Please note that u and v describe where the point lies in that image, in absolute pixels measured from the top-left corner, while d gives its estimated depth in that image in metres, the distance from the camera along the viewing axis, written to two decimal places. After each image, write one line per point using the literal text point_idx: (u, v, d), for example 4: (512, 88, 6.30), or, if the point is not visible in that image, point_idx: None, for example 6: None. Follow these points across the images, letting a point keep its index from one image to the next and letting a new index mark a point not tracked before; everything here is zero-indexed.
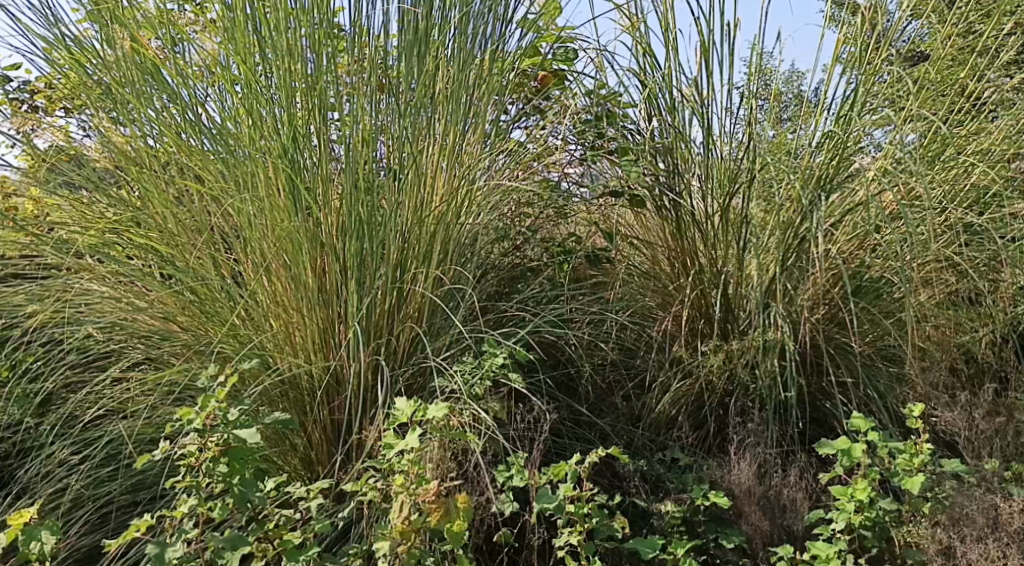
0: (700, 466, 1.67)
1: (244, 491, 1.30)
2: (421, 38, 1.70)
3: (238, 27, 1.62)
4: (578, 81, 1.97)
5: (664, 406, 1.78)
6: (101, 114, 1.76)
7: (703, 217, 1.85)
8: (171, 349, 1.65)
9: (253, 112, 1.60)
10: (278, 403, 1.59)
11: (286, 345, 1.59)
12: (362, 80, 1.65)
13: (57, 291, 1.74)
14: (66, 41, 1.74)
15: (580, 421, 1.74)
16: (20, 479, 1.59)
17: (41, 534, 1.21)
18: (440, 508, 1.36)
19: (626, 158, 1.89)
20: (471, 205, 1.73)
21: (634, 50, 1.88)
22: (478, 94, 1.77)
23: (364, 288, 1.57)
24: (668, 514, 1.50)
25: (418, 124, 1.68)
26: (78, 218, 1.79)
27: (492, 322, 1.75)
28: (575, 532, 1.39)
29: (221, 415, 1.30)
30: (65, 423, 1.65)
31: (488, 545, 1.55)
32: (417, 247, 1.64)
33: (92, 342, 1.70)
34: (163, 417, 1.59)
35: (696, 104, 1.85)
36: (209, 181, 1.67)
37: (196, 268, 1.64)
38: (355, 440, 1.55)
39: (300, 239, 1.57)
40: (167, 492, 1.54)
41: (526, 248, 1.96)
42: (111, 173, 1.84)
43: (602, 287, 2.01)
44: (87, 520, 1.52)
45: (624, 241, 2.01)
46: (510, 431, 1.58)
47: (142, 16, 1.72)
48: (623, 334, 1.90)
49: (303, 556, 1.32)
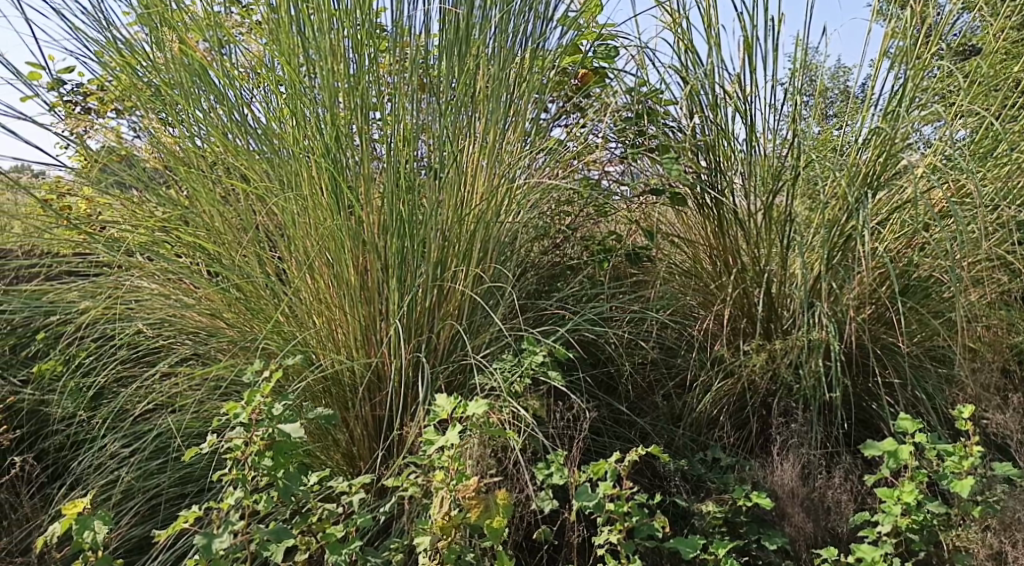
0: (742, 466, 1.65)
1: (289, 484, 1.34)
2: (462, 37, 1.71)
3: (283, 28, 1.64)
4: (619, 79, 1.95)
5: (705, 405, 1.76)
6: (151, 115, 1.80)
7: (746, 215, 1.83)
8: (218, 345, 1.70)
9: (297, 113, 1.62)
10: (321, 399, 1.61)
11: (329, 342, 1.61)
12: (403, 80, 1.67)
13: (108, 288, 1.80)
14: (117, 43, 1.78)
15: (619, 420, 1.73)
16: (74, 470, 1.64)
17: (94, 523, 1.24)
18: (479, 504, 1.35)
19: (668, 156, 1.85)
20: (511, 204, 1.73)
21: (676, 47, 1.86)
22: (519, 92, 1.77)
23: (405, 286, 1.59)
24: (709, 515, 1.49)
25: (459, 124, 1.70)
26: (129, 217, 1.85)
27: (531, 321, 1.75)
28: (615, 530, 1.38)
29: (267, 409, 1.34)
30: (116, 417, 1.69)
31: (528, 542, 1.56)
32: (458, 244, 1.65)
33: (142, 338, 1.76)
34: (210, 411, 1.63)
35: (739, 101, 1.82)
36: (254, 180, 1.70)
37: (242, 265, 1.68)
38: (397, 436, 1.57)
39: (343, 237, 1.58)
40: (214, 485, 1.58)
41: (566, 246, 1.96)
42: (160, 173, 1.87)
43: (641, 285, 1.99)
44: (137, 512, 1.56)
45: (665, 239, 1.97)
46: (550, 428, 1.58)
47: (190, 19, 1.74)
48: (663, 333, 1.89)
49: (346, 550, 1.35)
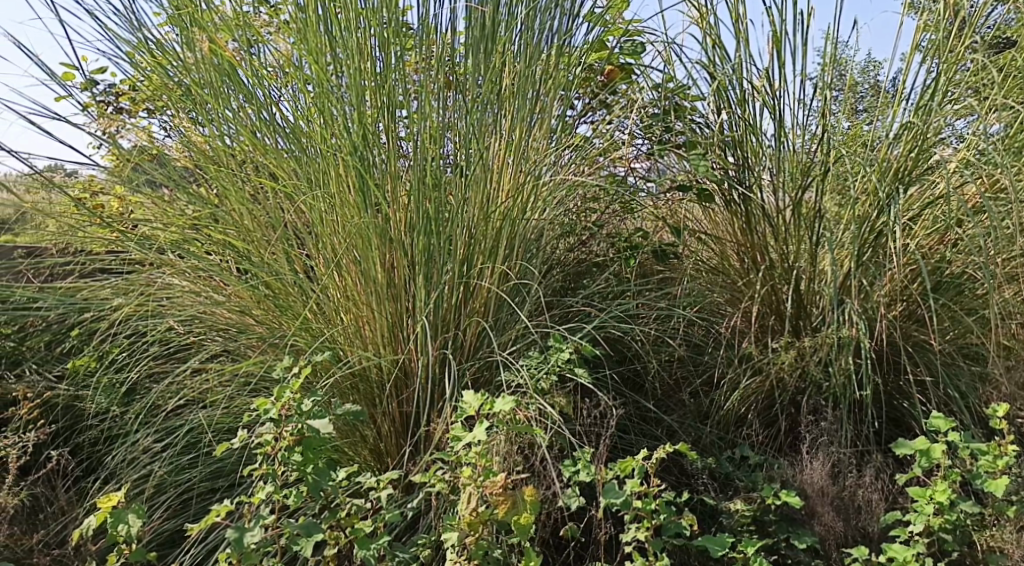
0: (770, 465, 1.64)
1: (318, 480, 1.35)
2: (488, 35, 1.72)
3: (310, 26, 1.64)
4: (646, 75, 1.94)
5: (733, 403, 1.75)
6: (181, 115, 1.82)
7: (774, 211, 1.82)
8: (247, 342, 1.71)
9: (325, 112, 1.63)
10: (349, 395, 1.62)
11: (357, 339, 1.62)
12: (429, 78, 1.67)
13: (141, 286, 1.84)
14: (148, 44, 1.81)
15: (646, 417, 1.73)
16: (107, 465, 1.66)
17: (128, 517, 1.26)
18: (507, 501, 1.36)
19: (695, 152, 1.86)
20: (537, 201, 1.73)
21: (703, 43, 1.85)
22: (545, 89, 1.77)
23: (432, 283, 1.60)
24: (737, 513, 1.48)
25: (485, 122, 1.69)
26: (160, 216, 1.88)
27: (558, 318, 1.75)
28: (643, 528, 1.38)
29: (296, 405, 1.35)
30: (149, 412, 1.72)
31: (555, 539, 1.56)
32: (484, 242, 1.65)
33: (173, 335, 1.77)
34: (240, 407, 1.65)
35: (767, 96, 1.80)
36: (283, 179, 1.72)
37: (271, 263, 1.69)
38: (424, 432, 1.57)
39: (370, 235, 1.59)
40: (244, 480, 1.60)
41: (592, 243, 1.97)
42: (190, 172, 1.90)
43: (668, 282, 1.98)
44: (170, 506, 1.58)
45: (692, 236, 1.95)
46: (577, 426, 1.58)
47: (220, 19, 1.78)
48: (691, 330, 1.87)
49: (375, 545, 1.36)
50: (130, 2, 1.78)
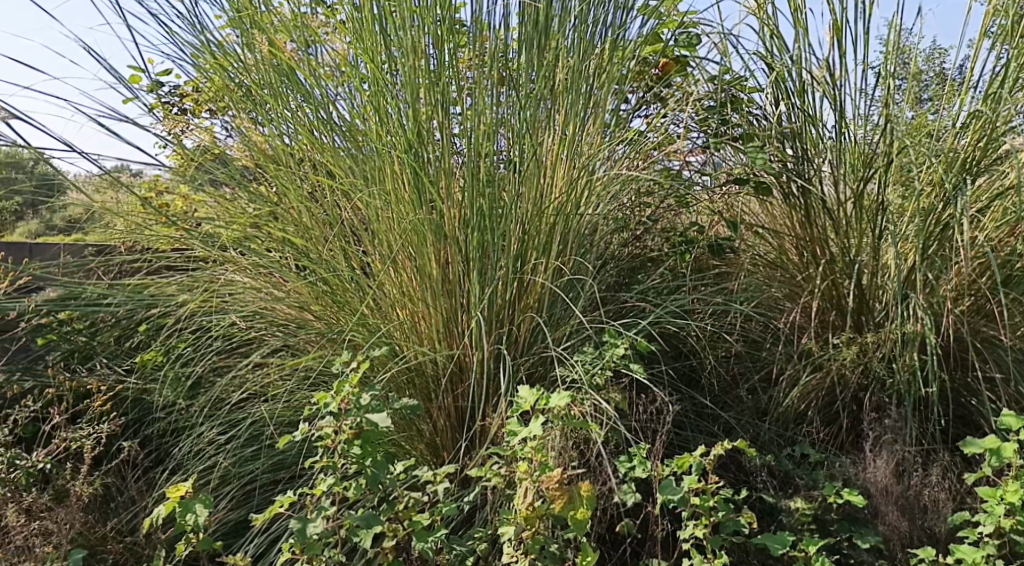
0: (831, 462, 1.60)
1: (377, 472, 1.37)
2: (542, 30, 1.72)
3: (366, 26, 1.68)
4: (701, 68, 1.92)
5: (793, 399, 1.72)
6: (242, 115, 1.87)
7: (835, 204, 1.79)
8: (306, 337, 1.74)
9: (380, 110, 1.65)
10: (405, 390, 1.64)
11: (413, 334, 1.64)
12: (482, 75, 1.67)
13: (205, 282, 1.89)
14: (211, 47, 1.86)
15: (703, 413, 1.70)
16: (175, 456, 1.72)
17: (195, 506, 1.30)
18: (563, 496, 1.35)
19: (753, 144, 1.82)
20: (591, 196, 1.72)
21: (761, 33, 1.82)
22: (599, 83, 1.76)
23: (486, 278, 1.60)
24: (798, 511, 1.45)
25: (538, 117, 1.69)
26: (223, 214, 1.93)
27: (612, 313, 1.74)
28: (700, 525, 1.37)
29: (355, 399, 1.37)
30: (214, 405, 1.76)
31: (611, 535, 1.55)
32: (538, 238, 1.65)
33: (235, 330, 1.81)
34: (301, 400, 1.68)
35: (827, 86, 1.77)
36: (340, 176, 1.75)
37: (328, 259, 1.72)
38: (479, 427, 1.58)
39: (425, 231, 1.62)
40: (305, 472, 1.64)
41: (646, 237, 1.94)
42: (251, 172, 1.94)
43: (725, 277, 1.95)
44: (233, 496, 1.63)
45: (748, 230, 1.94)
46: (632, 421, 1.58)
47: (279, 20, 1.82)
48: (748, 326, 1.85)
49: (432, 538, 1.38)
50: (193, 6, 1.83)
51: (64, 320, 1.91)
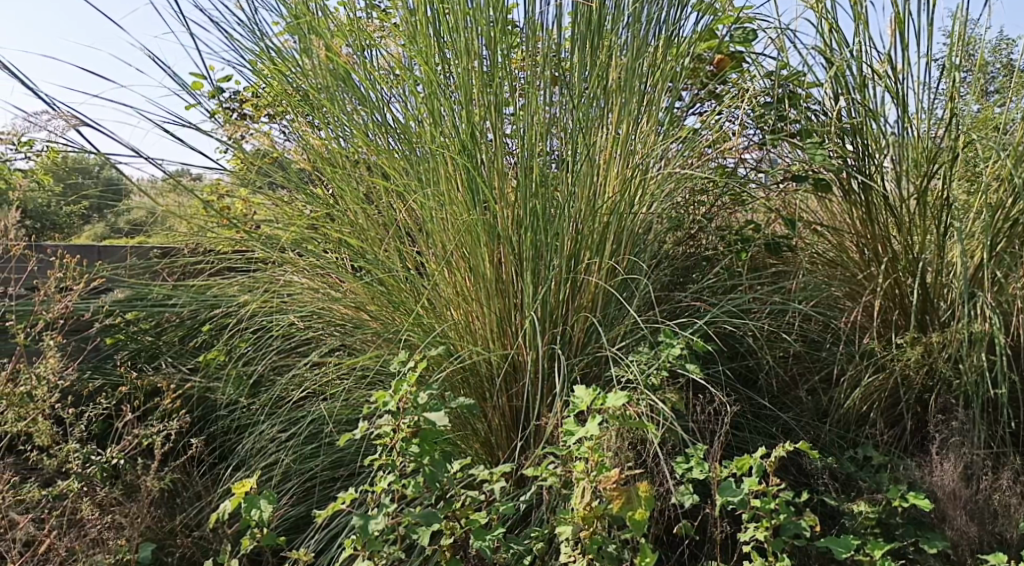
0: (895, 465, 1.57)
1: (435, 470, 1.37)
2: (595, 29, 1.70)
3: (421, 28, 1.70)
4: (757, 63, 1.91)
5: (854, 400, 1.68)
6: (300, 119, 1.90)
7: (898, 200, 1.75)
8: (363, 337, 1.76)
9: (434, 112, 1.68)
10: (460, 389, 1.66)
11: (467, 334, 1.65)
12: (535, 75, 1.67)
13: (266, 283, 1.94)
14: (269, 52, 1.90)
15: (761, 414, 1.68)
16: (238, 452, 1.76)
17: (260, 502, 1.31)
18: (621, 496, 1.34)
19: (812, 140, 1.78)
20: (645, 195, 1.71)
21: (820, 27, 1.79)
22: (652, 81, 1.75)
23: (540, 278, 1.61)
24: (861, 515, 1.42)
25: (591, 117, 1.68)
26: (282, 217, 1.97)
27: (667, 313, 1.73)
28: (761, 527, 1.34)
29: (413, 398, 1.38)
30: (275, 403, 1.81)
31: (668, 536, 1.55)
32: (592, 237, 1.65)
33: (295, 330, 1.85)
34: (359, 399, 1.71)
35: (889, 80, 1.74)
36: (395, 177, 1.76)
37: (384, 260, 1.75)
38: (535, 427, 1.59)
39: (479, 232, 1.63)
40: (364, 469, 1.67)
41: (701, 236, 1.91)
42: (308, 174, 1.97)
43: (782, 275, 1.92)
44: (294, 493, 1.66)
45: (806, 228, 1.91)
46: (690, 422, 1.56)
47: (335, 25, 1.84)
48: (807, 325, 1.81)
49: (490, 536, 1.38)
50: (253, 13, 1.88)
51: (131, 321, 1.98)
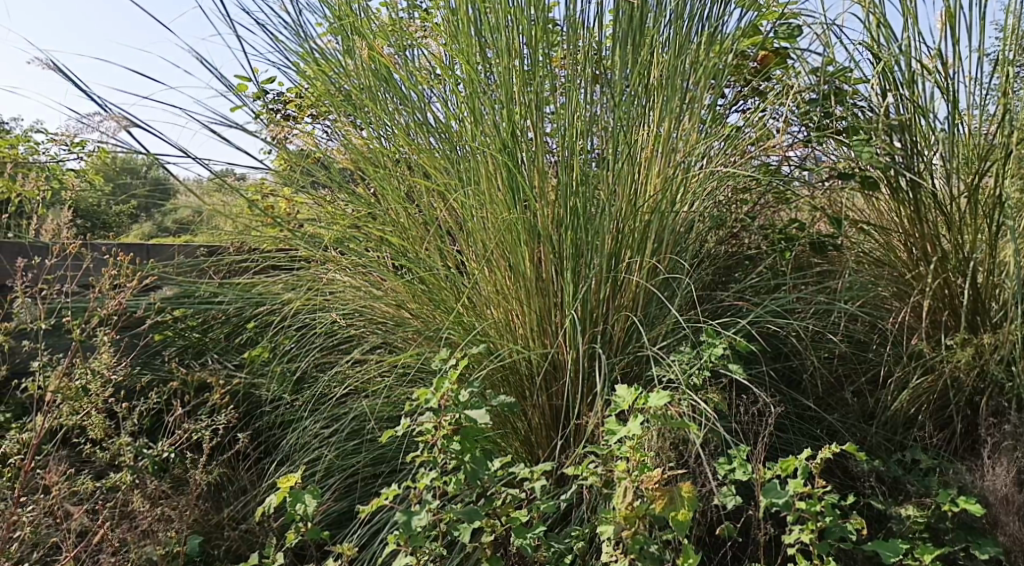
0: (945, 469, 1.54)
1: (476, 468, 1.37)
2: (636, 26, 1.68)
3: (462, 28, 1.71)
4: (802, 60, 1.89)
5: (902, 403, 1.65)
6: (342, 119, 1.91)
7: (947, 199, 1.72)
8: (404, 335, 1.78)
9: (475, 111, 1.69)
10: (500, 387, 1.66)
11: (507, 332, 1.66)
12: (576, 73, 1.67)
13: (309, 281, 1.97)
14: (312, 54, 1.91)
15: (805, 415, 1.65)
16: (282, 448, 1.79)
17: (305, 497, 1.32)
18: (664, 496, 1.33)
19: (858, 137, 1.75)
20: (686, 193, 1.69)
21: (868, 22, 1.78)
22: (694, 78, 1.72)
23: (580, 277, 1.60)
24: (909, 519, 1.40)
25: (633, 115, 1.67)
26: (324, 216, 1.99)
27: (709, 312, 1.71)
28: (806, 530, 1.31)
29: (455, 396, 1.38)
30: (318, 400, 1.83)
31: (711, 538, 1.54)
32: (633, 237, 1.64)
33: (338, 327, 1.87)
34: (400, 397, 1.72)
35: (939, 75, 1.71)
36: (436, 176, 1.77)
37: (425, 259, 1.76)
38: (575, 426, 1.58)
39: (520, 231, 1.62)
40: (406, 466, 1.68)
41: (743, 234, 1.88)
42: (350, 173, 1.98)
43: (827, 275, 1.88)
44: (338, 488, 1.68)
45: (852, 226, 1.87)
46: (734, 423, 1.55)
47: (376, 26, 1.86)
48: (853, 325, 1.78)
49: (530, 534, 1.39)
50: (298, 15, 1.90)
51: (178, 318, 2.02)
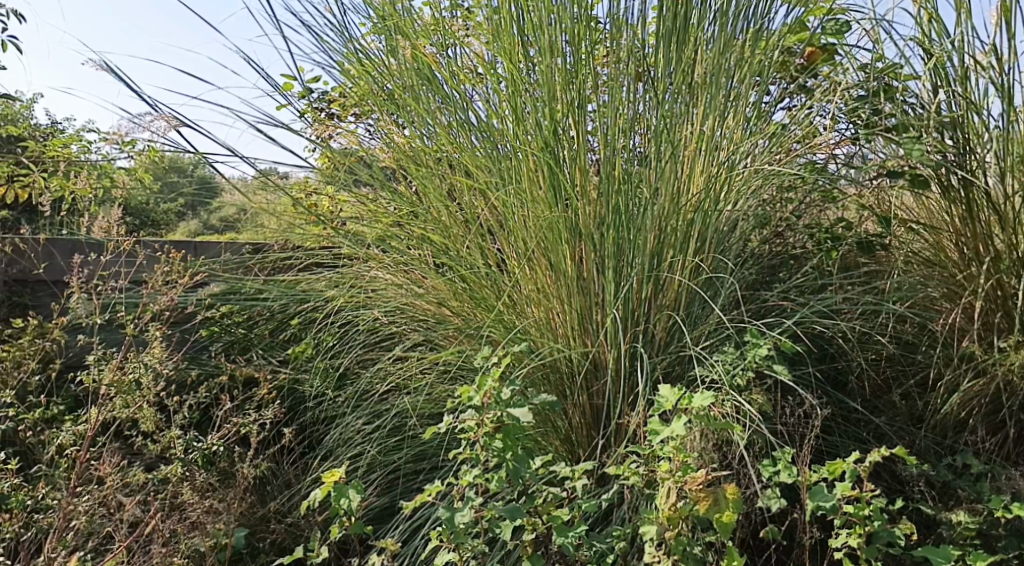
0: (997, 475, 1.51)
1: (518, 466, 1.37)
2: (681, 25, 1.67)
3: (505, 27, 1.71)
4: (850, 56, 1.87)
5: (952, 406, 1.62)
6: (385, 117, 1.92)
7: (1000, 198, 1.69)
8: (445, 333, 1.80)
9: (518, 110, 1.68)
10: (540, 386, 1.66)
11: (548, 331, 1.66)
12: (619, 72, 1.66)
13: (352, 279, 1.99)
14: (357, 53, 1.91)
15: (851, 418, 1.63)
16: (325, 443, 1.81)
17: (349, 491, 1.32)
18: (707, 497, 1.31)
19: (909, 134, 1.70)
20: (730, 192, 1.67)
21: (919, 17, 1.75)
22: (738, 76, 1.70)
23: (622, 276, 1.59)
24: (960, 525, 1.37)
25: (677, 113, 1.65)
26: (366, 215, 2.00)
27: (753, 312, 1.69)
28: (854, 534, 1.29)
29: (497, 393, 1.38)
30: (361, 396, 1.85)
31: (754, 541, 1.52)
32: (675, 235, 1.63)
33: (380, 325, 1.90)
34: (442, 394, 1.74)
35: (993, 73, 1.69)
36: (479, 175, 1.76)
37: (467, 257, 1.77)
38: (616, 425, 1.58)
39: (560, 229, 1.62)
40: (447, 462, 1.69)
41: (788, 234, 1.85)
42: (392, 172, 1.99)
43: (874, 275, 1.85)
44: (380, 484, 1.70)
45: (900, 225, 1.83)
46: (779, 425, 1.53)
47: (419, 26, 1.88)
48: (902, 326, 1.75)
49: (572, 533, 1.37)
50: (342, 15, 1.92)
51: (225, 314, 2.08)
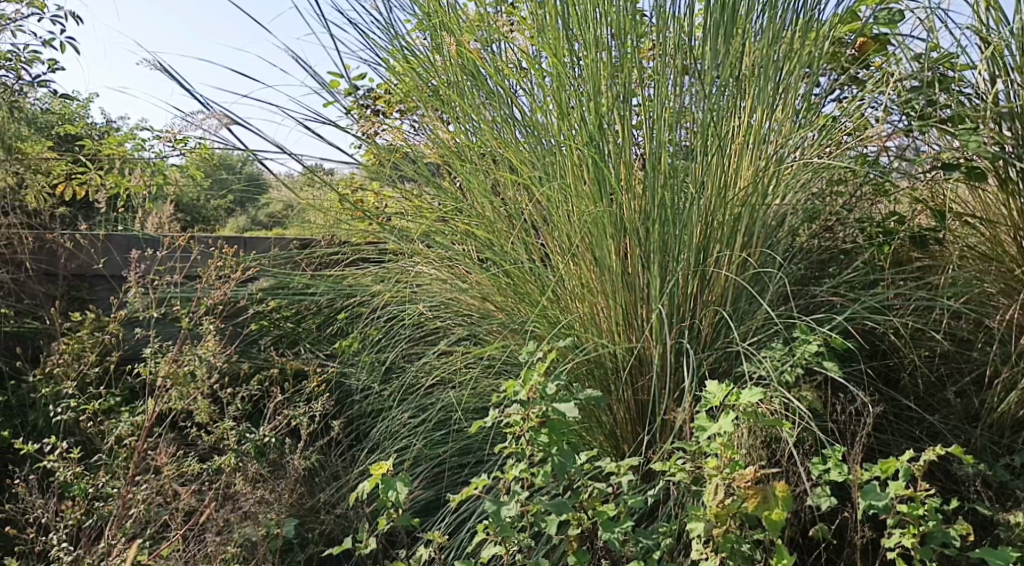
0: None
1: (563, 461, 1.36)
2: (728, 16, 1.64)
3: (551, 21, 1.71)
4: (904, 45, 1.82)
5: (1010, 405, 1.57)
6: (430, 113, 1.93)
7: None
8: (489, 327, 1.80)
9: (562, 104, 1.68)
10: (585, 381, 1.65)
11: (592, 326, 1.65)
12: (665, 65, 1.64)
13: (397, 274, 2.02)
14: (402, 51, 1.94)
15: (904, 415, 1.60)
16: (372, 436, 1.84)
17: (397, 484, 1.31)
18: (756, 495, 1.29)
19: (964, 126, 1.67)
20: (778, 186, 1.65)
21: (976, 5, 1.71)
22: (787, 68, 1.66)
23: (668, 272, 1.58)
24: (1019, 526, 1.34)
25: (724, 107, 1.62)
26: (412, 211, 2.02)
27: (802, 308, 1.66)
28: (908, 534, 1.26)
29: (542, 388, 1.37)
30: (407, 390, 1.87)
31: (804, 539, 1.50)
32: (722, 230, 1.61)
33: (426, 319, 1.92)
34: (487, 388, 1.75)
35: None
36: (523, 170, 1.76)
37: (511, 252, 1.77)
38: (662, 421, 1.57)
39: (605, 224, 1.61)
40: (491, 457, 1.71)
41: (838, 228, 1.81)
42: (436, 167, 2.00)
43: (928, 270, 1.81)
44: (425, 476, 1.72)
45: (956, 219, 1.79)
46: (830, 422, 1.51)
47: (463, 21, 1.88)
48: (957, 323, 1.70)
49: (618, 528, 1.36)
50: (387, 12, 1.93)
51: (274, 308, 2.13)
